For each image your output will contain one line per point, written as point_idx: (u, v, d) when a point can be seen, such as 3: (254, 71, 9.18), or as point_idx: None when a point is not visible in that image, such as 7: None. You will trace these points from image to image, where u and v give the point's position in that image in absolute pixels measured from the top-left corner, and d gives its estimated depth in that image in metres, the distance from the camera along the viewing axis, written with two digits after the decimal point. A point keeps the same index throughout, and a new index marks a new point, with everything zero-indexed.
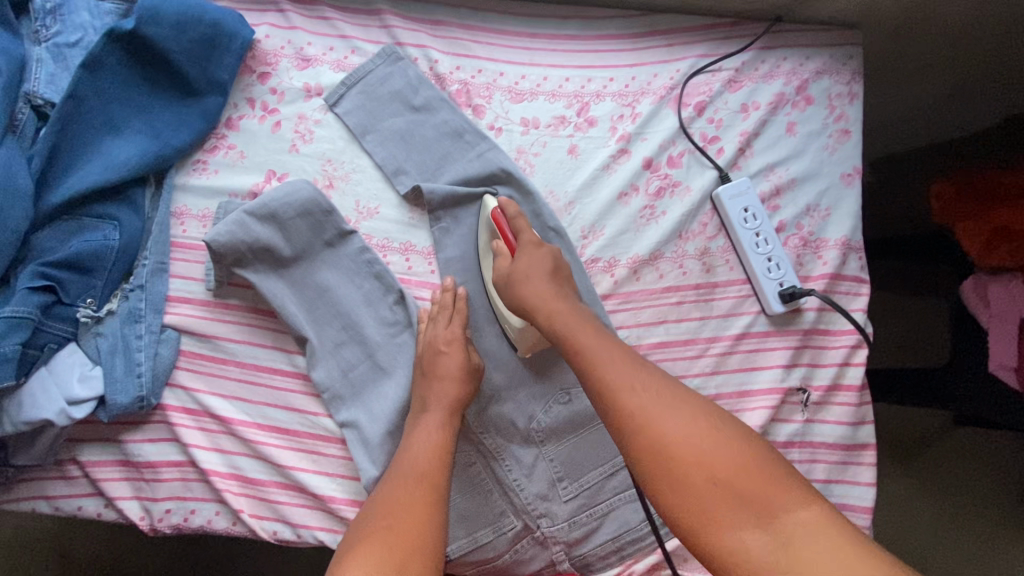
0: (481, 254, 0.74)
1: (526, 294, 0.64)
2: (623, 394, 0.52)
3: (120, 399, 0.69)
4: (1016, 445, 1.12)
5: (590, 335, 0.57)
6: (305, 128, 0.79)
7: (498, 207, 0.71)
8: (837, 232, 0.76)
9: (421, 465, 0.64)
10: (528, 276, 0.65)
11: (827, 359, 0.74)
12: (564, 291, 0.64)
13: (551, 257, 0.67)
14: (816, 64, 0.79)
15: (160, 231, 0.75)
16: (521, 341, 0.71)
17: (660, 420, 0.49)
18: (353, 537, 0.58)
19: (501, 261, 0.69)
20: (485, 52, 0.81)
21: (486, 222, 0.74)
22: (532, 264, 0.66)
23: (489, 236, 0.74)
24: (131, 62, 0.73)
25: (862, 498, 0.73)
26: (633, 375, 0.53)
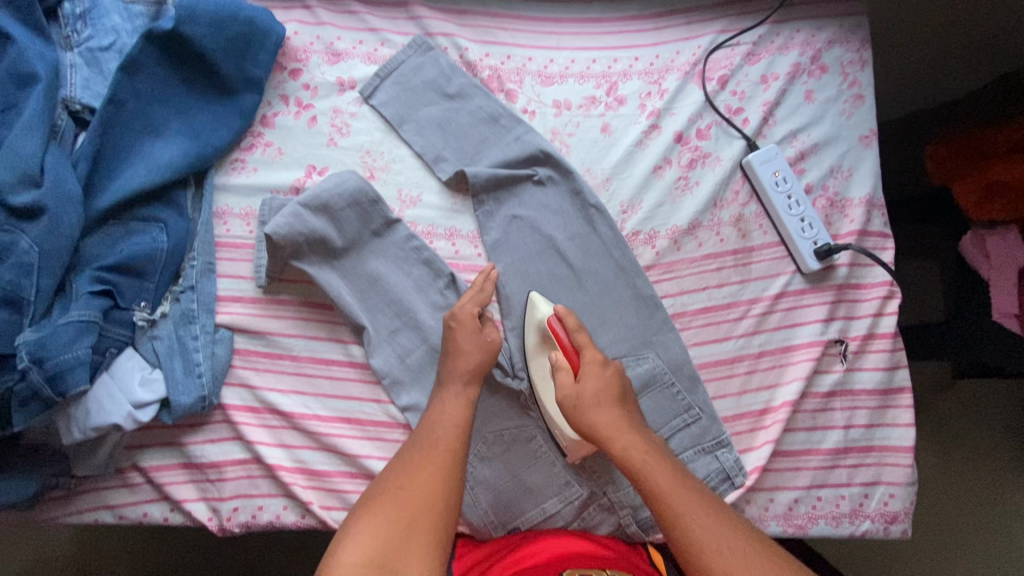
0: (531, 355, 0.73)
1: (614, 444, 0.63)
2: (689, 527, 0.56)
3: (183, 400, 0.69)
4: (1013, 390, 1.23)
5: (679, 491, 0.59)
6: (341, 122, 0.80)
7: (554, 316, 0.72)
8: (859, 191, 0.81)
9: (440, 430, 0.64)
10: (597, 403, 0.66)
11: (861, 311, 0.78)
12: (629, 416, 0.66)
13: (617, 382, 0.68)
14: (828, 34, 0.83)
15: (205, 232, 0.75)
16: (574, 450, 0.71)
17: (723, 554, 0.54)
18: (368, 494, 0.58)
19: (564, 379, 0.68)
20: (513, 39, 0.83)
21: (534, 326, 0.74)
22: (598, 385, 0.67)
23: (541, 341, 0.73)
24: (169, 64, 0.73)
25: (903, 439, 0.77)
26: (699, 507, 0.58)
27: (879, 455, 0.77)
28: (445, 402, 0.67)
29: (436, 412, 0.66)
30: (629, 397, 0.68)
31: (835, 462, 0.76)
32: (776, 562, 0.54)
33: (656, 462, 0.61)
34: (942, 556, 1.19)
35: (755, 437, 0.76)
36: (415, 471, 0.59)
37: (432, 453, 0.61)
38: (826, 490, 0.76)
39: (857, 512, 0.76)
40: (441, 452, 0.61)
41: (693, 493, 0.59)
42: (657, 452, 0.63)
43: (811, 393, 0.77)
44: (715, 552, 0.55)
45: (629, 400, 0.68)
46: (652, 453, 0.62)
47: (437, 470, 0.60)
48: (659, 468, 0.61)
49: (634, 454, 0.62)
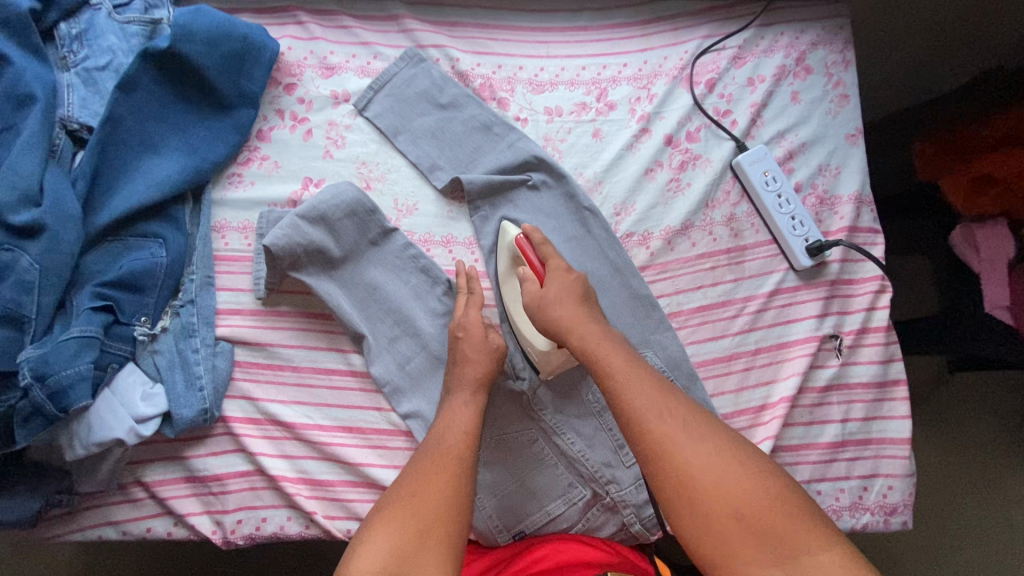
0: (503, 279, 0.75)
1: (573, 336, 0.63)
2: (651, 424, 0.55)
3: (185, 413, 0.70)
4: (1010, 381, 1.24)
5: (632, 371, 0.59)
6: (336, 134, 0.81)
7: (521, 234, 0.73)
8: (848, 188, 0.82)
9: (449, 438, 0.63)
10: (557, 300, 0.66)
11: (854, 306, 0.79)
12: (591, 315, 0.66)
13: (581, 285, 0.68)
14: (811, 36, 0.85)
15: (204, 246, 0.75)
16: (544, 363, 0.72)
17: (684, 449, 0.53)
18: (379, 506, 0.58)
19: (530, 287, 0.69)
20: (504, 48, 0.85)
21: (506, 250, 0.75)
22: (561, 289, 0.67)
23: (511, 262, 0.75)
24: (165, 81, 0.75)
25: (901, 431, 0.78)
26: (662, 407, 0.56)
27: (878, 447, 0.78)
28: (449, 408, 0.67)
29: (443, 422, 0.66)
30: (592, 299, 0.69)
31: (835, 456, 0.77)
32: (723, 438, 0.55)
33: (609, 345, 0.62)
34: (946, 550, 1.19)
35: (754, 434, 0.76)
36: (426, 481, 0.59)
37: (443, 462, 0.60)
38: (827, 484, 0.77)
39: (858, 505, 0.77)
40: (452, 461, 0.61)
41: (645, 375, 0.59)
42: (613, 340, 0.63)
43: (808, 388, 0.77)
44: (665, 426, 0.54)
45: (593, 302, 0.69)
46: (607, 340, 0.63)
47: (447, 480, 0.59)
48: (620, 364, 0.60)
49: (590, 341, 0.62)
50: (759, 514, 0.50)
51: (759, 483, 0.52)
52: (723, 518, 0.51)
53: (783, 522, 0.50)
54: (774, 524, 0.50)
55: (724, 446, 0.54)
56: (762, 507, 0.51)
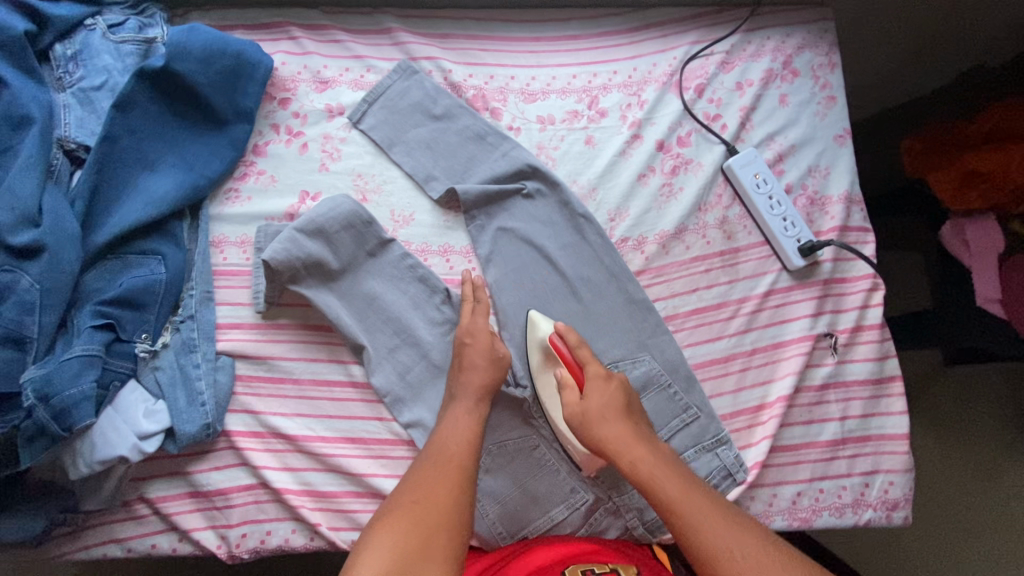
0: (538, 373, 0.75)
1: (622, 459, 0.65)
2: (719, 558, 0.56)
3: (188, 429, 0.70)
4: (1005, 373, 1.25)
5: (691, 500, 0.60)
6: (332, 147, 0.82)
7: (554, 333, 0.74)
8: (838, 188, 0.83)
9: (450, 444, 0.64)
10: (602, 418, 0.67)
11: (848, 304, 0.80)
12: (638, 429, 0.67)
13: (623, 394, 0.70)
14: (797, 40, 0.87)
15: (203, 261, 0.76)
16: (587, 462, 0.73)
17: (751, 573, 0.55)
18: (381, 511, 0.59)
19: (570, 396, 0.70)
20: (495, 59, 0.86)
21: (538, 346, 0.75)
22: (604, 402, 0.68)
23: (545, 359, 0.75)
24: (161, 99, 0.75)
25: (898, 426, 0.79)
26: (725, 535, 0.57)
27: (877, 444, 0.79)
28: (451, 416, 0.68)
29: (444, 428, 0.67)
30: (635, 408, 0.70)
31: (834, 454, 0.78)
32: (794, 565, 0.55)
33: (663, 470, 0.63)
34: (949, 544, 1.20)
35: (753, 433, 0.77)
36: (429, 486, 0.60)
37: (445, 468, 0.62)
38: (828, 481, 0.77)
39: (859, 502, 0.77)
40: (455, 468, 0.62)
41: (703, 500, 0.60)
42: (665, 462, 0.64)
43: (805, 387, 0.78)
44: (733, 561, 0.56)
45: (635, 410, 0.70)
46: (660, 463, 0.64)
47: (449, 486, 0.60)
48: (676, 490, 0.61)
49: (643, 467, 0.63)
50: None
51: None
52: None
53: None
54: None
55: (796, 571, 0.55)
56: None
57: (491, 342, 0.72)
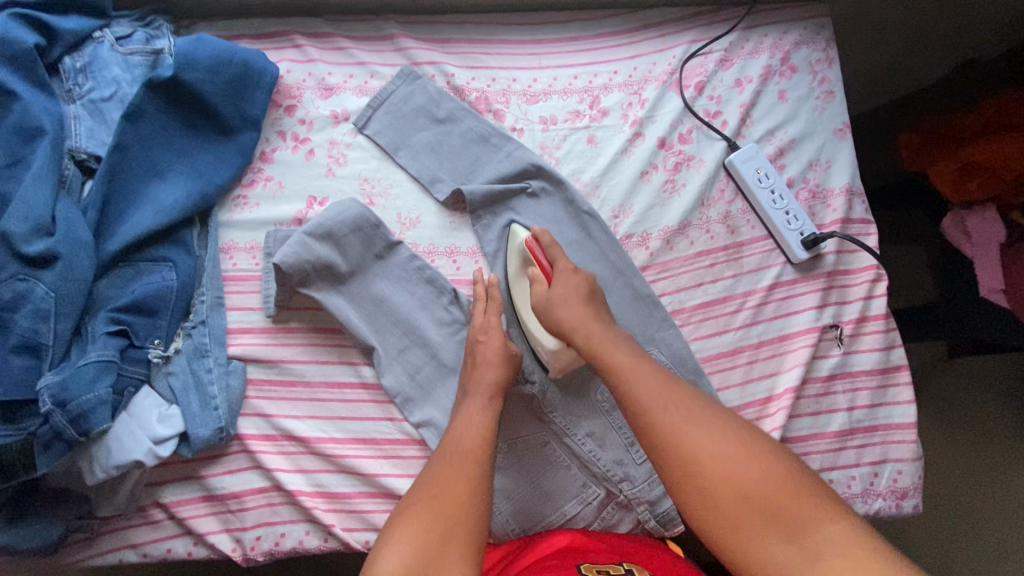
0: (514, 280, 0.77)
1: (579, 335, 0.66)
2: (661, 418, 0.56)
3: (202, 432, 0.71)
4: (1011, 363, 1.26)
5: (636, 367, 0.60)
6: (338, 152, 0.83)
7: (530, 237, 0.75)
8: (839, 181, 0.84)
9: (467, 441, 0.65)
10: (563, 300, 0.68)
11: (852, 295, 0.81)
12: (597, 313, 0.68)
13: (588, 284, 0.70)
14: (794, 36, 0.88)
15: (213, 267, 0.77)
16: (554, 361, 0.74)
17: (689, 435, 0.54)
18: (400, 507, 0.59)
19: (538, 288, 0.72)
20: (497, 62, 0.87)
21: (517, 252, 0.77)
22: (568, 290, 0.69)
23: (522, 264, 0.77)
24: (169, 108, 0.76)
25: (906, 416, 0.79)
26: (670, 400, 0.57)
27: (885, 433, 0.79)
28: (462, 413, 0.68)
29: (460, 424, 0.67)
30: (600, 299, 0.70)
31: (843, 444, 0.78)
32: (731, 424, 0.56)
33: (613, 342, 0.64)
34: (962, 535, 1.20)
35: (762, 425, 0.78)
36: (446, 482, 0.60)
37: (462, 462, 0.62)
38: (838, 472, 0.78)
39: (870, 491, 0.78)
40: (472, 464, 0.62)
41: (648, 368, 0.61)
42: (615, 336, 0.65)
43: (812, 378, 0.79)
44: (670, 417, 0.56)
45: (600, 300, 0.71)
46: (609, 336, 0.65)
47: (466, 482, 0.60)
48: (623, 358, 0.62)
49: (594, 339, 0.64)
50: (767, 494, 0.51)
51: (768, 467, 0.53)
52: (733, 506, 0.52)
53: (784, 501, 0.51)
54: (782, 506, 0.51)
55: (732, 429, 0.55)
56: (772, 491, 0.51)
57: (500, 340, 0.73)
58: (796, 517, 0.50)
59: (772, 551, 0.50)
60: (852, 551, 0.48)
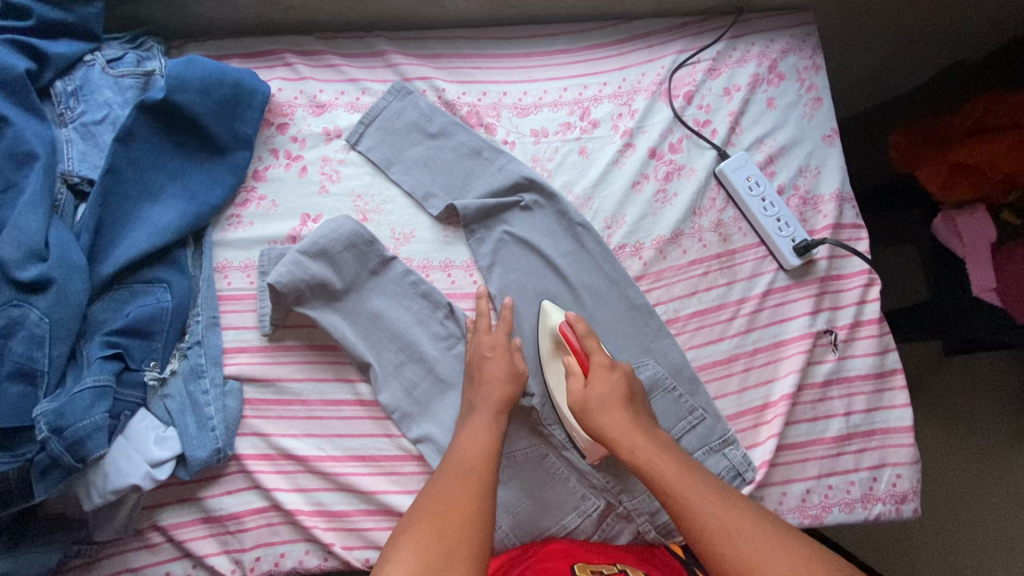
0: (547, 360, 0.76)
1: (620, 444, 0.66)
2: (712, 528, 0.57)
3: (199, 454, 0.70)
4: (1007, 363, 1.27)
5: (687, 483, 0.61)
6: (331, 169, 0.83)
7: (565, 322, 0.75)
8: (829, 187, 0.85)
9: (469, 457, 0.65)
10: (605, 406, 0.68)
11: (845, 300, 0.82)
12: (637, 417, 0.69)
13: (625, 380, 0.71)
14: (781, 44, 0.89)
15: (207, 287, 0.77)
16: (590, 451, 0.74)
17: (743, 547, 0.55)
18: (403, 525, 0.59)
19: (573, 382, 0.72)
20: (487, 76, 0.88)
21: (549, 334, 0.77)
22: (604, 385, 0.70)
23: (555, 346, 0.76)
24: (161, 130, 0.77)
25: (902, 419, 0.79)
26: (721, 512, 0.58)
27: (882, 438, 0.79)
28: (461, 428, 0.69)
29: (462, 441, 0.67)
30: (637, 398, 0.71)
31: (841, 449, 0.78)
32: (793, 540, 0.55)
33: (660, 456, 0.64)
34: (966, 530, 1.21)
35: (760, 433, 0.78)
36: (449, 499, 0.60)
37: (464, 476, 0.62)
38: (836, 477, 0.78)
39: (869, 496, 0.78)
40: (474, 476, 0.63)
41: (697, 482, 0.62)
42: (664, 448, 0.66)
43: (808, 384, 0.79)
44: (731, 538, 0.56)
45: (638, 400, 0.71)
46: (657, 449, 0.65)
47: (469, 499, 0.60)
48: (668, 469, 0.63)
49: (642, 454, 0.65)
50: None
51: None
52: None
53: None
54: None
55: (796, 546, 0.54)
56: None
57: (496, 354, 0.73)
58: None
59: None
60: None
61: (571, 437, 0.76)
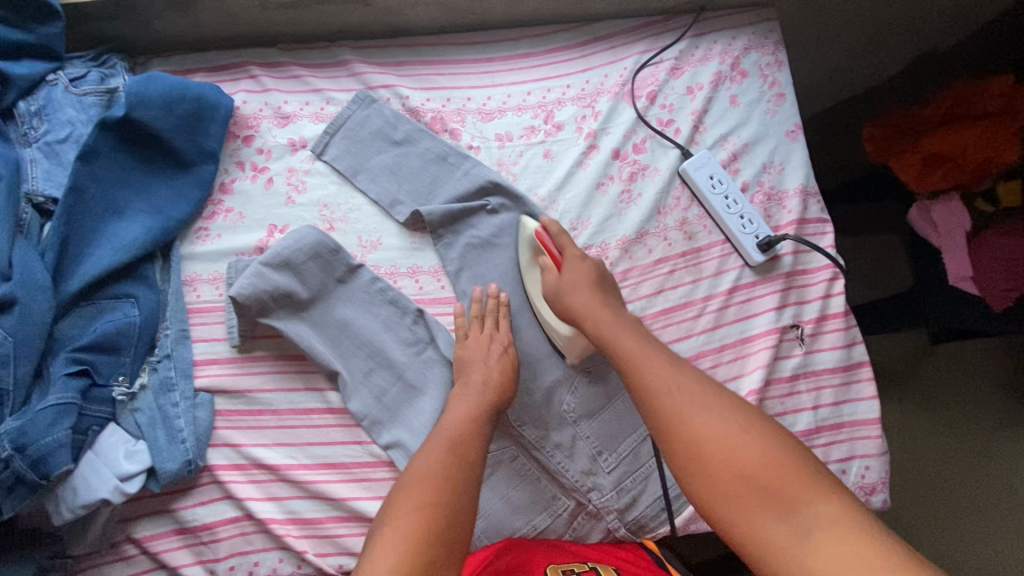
0: (526, 269, 0.80)
1: (588, 322, 0.69)
2: (659, 391, 0.57)
3: (169, 467, 0.71)
4: (975, 348, 1.33)
5: (644, 353, 0.62)
6: (297, 180, 0.84)
7: (541, 228, 0.78)
8: (793, 183, 0.85)
9: (450, 435, 0.66)
10: (574, 288, 0.71)
11: (811, 295, 0.82)
12: (607, 300, 0.71)
13: (596, 270, 0.73)
14: (743, 41, 0.90)
15: (176, 300, 0.78)
16: (570, 348, 0.77)
17: (681, 406, 0.55)
18: (388, 503, 0.59)
19: (548, 275, 0.75)
20: (451, 82, 0.88)
21: (528, 242, 0.80)
22: (577, 276, 0.72)
23: (533, 254, 0.80)
24: (126, 146, 0.77)
25: (870, 412, 0.80)
26: (670, 381, 0.58)
27: (851, 430, 0.80)
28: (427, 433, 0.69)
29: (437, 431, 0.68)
30: (608, 286, 0.73)
31: (810, 443, 0.79)
32: (741, 409, 0.55)
33: (623, 332, 0.66)
34: (956, 517, 1.25)
35: None
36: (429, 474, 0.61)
37: (451, 468, 0.62)
38: None
39: None
40: (463, 470, 0.63)
41: (655, 353, 0.62)
42: (628, 326, 0.67)
43: (775, 379, 0.80)
44: (671, 394, 0.56)
45: (609, 286, 0.74)
46: (621, 325, 0.67)
47: (447, 473, 0.61)
48: (629, 342, 0.64)
49: (605, 328, 0.67)
50: (766, 473, 0.49)
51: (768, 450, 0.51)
52: (725, 480, 0.50)
53: (784, 482, 0.48)
54: (780, 487, 0.48)
55: (737, 411, 0.54)
56: (773, 474, 0.49)
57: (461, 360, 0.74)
58: (794, 497, 0.48)
59: (768, 529, 0.47)
60: (844, 532, 0.45)
61: (551, 338, 0.79)
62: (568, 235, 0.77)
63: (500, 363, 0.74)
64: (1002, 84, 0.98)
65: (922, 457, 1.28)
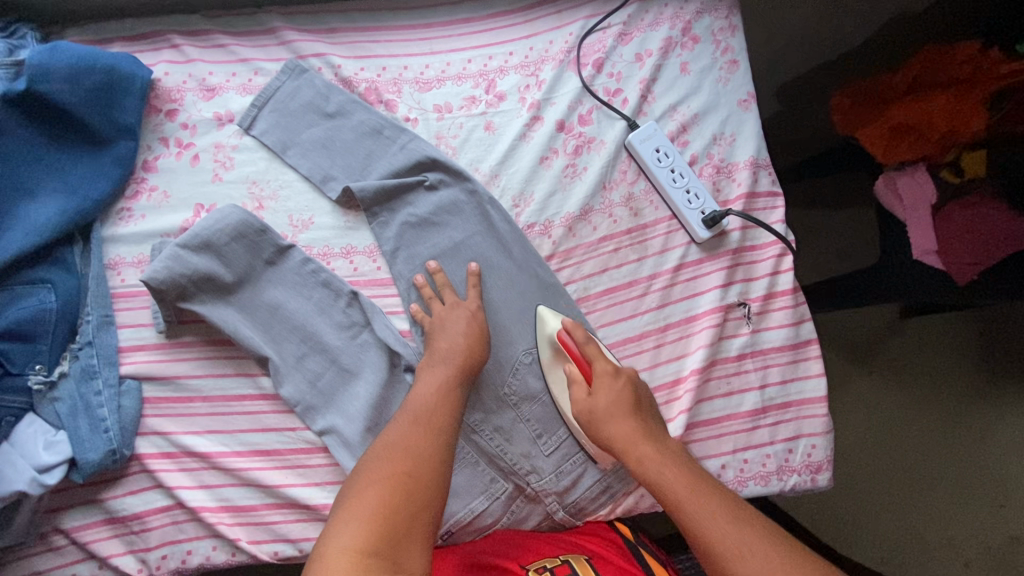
0: (548, 368, 0.75)
1: (630, 456, 0.62)
2: (731, 552, 0.52)
3: (91, 457, 0.69)
4: (948, 322, 1.32)
5: (701, 503, 0.56)
6: (223, 156, 0.79)
7: (563, 329, 0.72)
8: (743, 155, 0.82)
9: (419, 407, 0.64)
10: (612, 418, 0.65)
11: (758, 272, 0.80)
12: (646, 424, 0.65)
13: (631, 388, 0.67)
14: (695, 5, 0.85)
15: (98, 285, 0.74)
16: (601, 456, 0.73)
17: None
18: (360, 468, 0.59)
19: (577, 390, 0.70)
20: (386, 50, 0.83)
21: (547, 340, 0.75)
22: (611, 398, 0.66)
23: (554, 354, 0.75)
24: (34, 123, 0.73)
25: (817, 390, 0.79)
26: (746, 549, 0.52)
27: (798, 409, 0.78)
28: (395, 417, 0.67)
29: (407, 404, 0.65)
30: (645, 403, 0.68)
31: (757, 423, 0.77)
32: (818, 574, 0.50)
33: (670, 467, 0.60)
34: (920, 486, 1.26)
35: (671, 409, 0.76)
36: (404, 444, 0.60)
37: (419, 442, 0.60)
38: (752, 451, 0.77)
39: (785, 467, 0.77)
40: (435, 447, 0.61)
41: (715, 506, 0.56)
42: (687, 473, 0.59)
43: (720, 359, 0.78)
44: (746, 563, 0.51)
45: (647, 406, 0.68)
46: (673, 468, 0.59)
47: (423, 441, 0.61)
48: (683, 491, 0.57)
49: (650, 467, 0.60)
50: None
51: None
52: None
53: None
54: None
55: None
56: None
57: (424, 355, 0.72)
58: None
59: None
60: None
61: (576, 437, 0.75)
62: (594, 340, 0.71)
63: (452, 333, 0.72)
64: (970, 48, 0.95)
65: (891, 428, 1.29)
